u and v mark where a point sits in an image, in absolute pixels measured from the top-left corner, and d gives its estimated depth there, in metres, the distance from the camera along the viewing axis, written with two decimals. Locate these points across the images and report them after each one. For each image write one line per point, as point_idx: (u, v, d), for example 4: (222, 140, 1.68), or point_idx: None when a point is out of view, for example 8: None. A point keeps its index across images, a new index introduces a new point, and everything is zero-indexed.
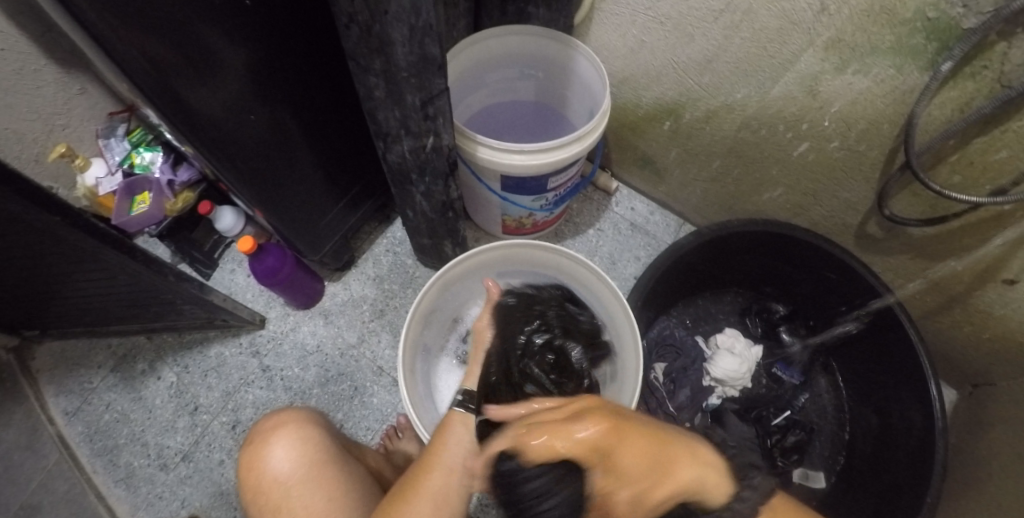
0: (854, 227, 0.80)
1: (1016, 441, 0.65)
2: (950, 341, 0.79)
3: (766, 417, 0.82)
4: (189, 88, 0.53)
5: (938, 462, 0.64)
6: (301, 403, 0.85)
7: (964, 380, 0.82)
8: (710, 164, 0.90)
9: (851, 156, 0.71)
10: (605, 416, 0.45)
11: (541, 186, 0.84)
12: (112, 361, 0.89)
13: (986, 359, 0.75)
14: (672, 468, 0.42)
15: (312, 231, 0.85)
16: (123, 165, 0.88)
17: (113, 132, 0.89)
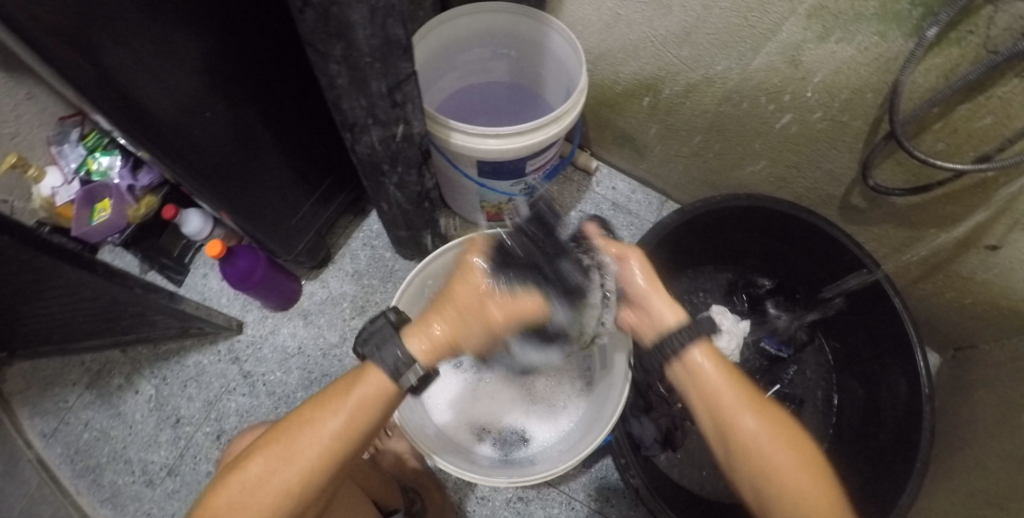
0: (837, 197, 0.79)
1: (1000, 404, 0.67)
2: (932, 306, 0.80)
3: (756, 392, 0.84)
4: (137, 89, 0.49)
5: (927, 425, 0.65)
6: (286, 407, 0.83)
7: (947, 344, 0.83)
8: (692, 140, 0.88)
9: (833, 126, 0.70)
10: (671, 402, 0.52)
11: (520, 169, 0.81)
12: (87, 378, 0.85)
13: (967, 322, 0.76)
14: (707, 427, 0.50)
15: (284, 229, 0.81)
16: (79, 172, 0.83)
17: (66, 137, 0.84)
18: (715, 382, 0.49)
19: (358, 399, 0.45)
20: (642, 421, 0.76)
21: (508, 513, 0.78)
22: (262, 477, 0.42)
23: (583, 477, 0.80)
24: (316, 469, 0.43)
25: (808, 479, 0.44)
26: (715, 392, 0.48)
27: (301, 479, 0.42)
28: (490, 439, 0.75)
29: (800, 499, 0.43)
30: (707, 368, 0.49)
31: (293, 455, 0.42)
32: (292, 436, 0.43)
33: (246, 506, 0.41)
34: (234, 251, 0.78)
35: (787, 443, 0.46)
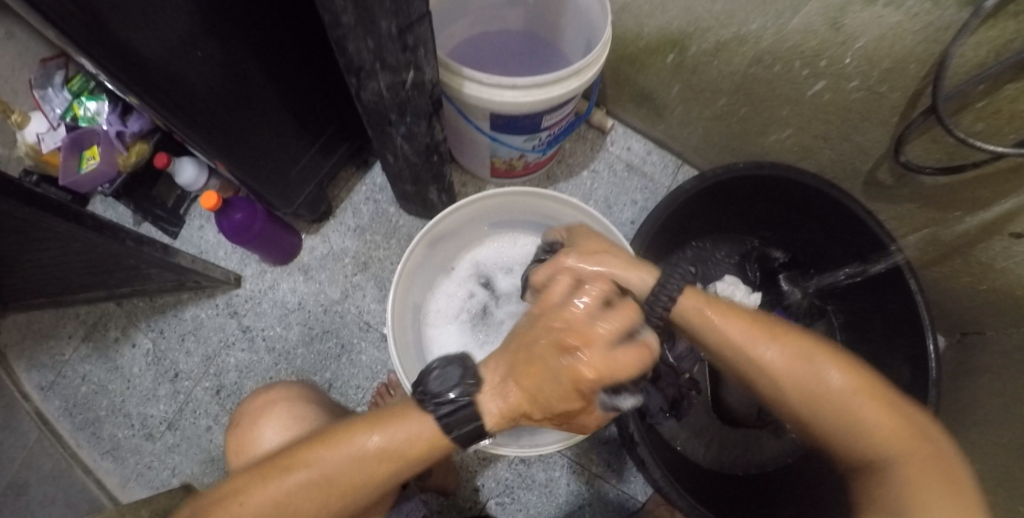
0: (863, 172, 0.77)
1: (1005, 390, 0.68)
2: (945, 289, 0.80)
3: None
4: (128, 30, 0.44)
5: (932, 404, 0.66)
6: (287, 364, 0.82)
7: (954, 328, 0.84)
8: (715, 102, 0.84)
9: (869, 97, 0.67)
10: (698, 321, 0.44)
11: (535, 125, 0.77)
12: (82, 331, 0.83)
13: (978, 306, 0.76)
14: (755, 350, 0.42)
15: (283, 181, 0.76)
16: (66, 118, 0.76)
17: (49, 81, 0.76)
18: (737, 342, 0.43)
19: (403, 443, 0.39)
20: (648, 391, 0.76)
21: (509, 475, 0.80)
22: (269, 483, 0.39)
23: (586, 441, 0.81)
24: (323, 495, 0.39)
25: (854, 393, 0.41)
26: (726, 333, 0.43)
27: (298, 505, 0.39)
28: None
29: (862, 427, 0.40)
30: (703, 316, 0.44)
31: (301, 475, 0.39)
32: (311, 457, 0.39)
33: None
34: (233, 202, 0.75)
35: (824, 360, 0.42)
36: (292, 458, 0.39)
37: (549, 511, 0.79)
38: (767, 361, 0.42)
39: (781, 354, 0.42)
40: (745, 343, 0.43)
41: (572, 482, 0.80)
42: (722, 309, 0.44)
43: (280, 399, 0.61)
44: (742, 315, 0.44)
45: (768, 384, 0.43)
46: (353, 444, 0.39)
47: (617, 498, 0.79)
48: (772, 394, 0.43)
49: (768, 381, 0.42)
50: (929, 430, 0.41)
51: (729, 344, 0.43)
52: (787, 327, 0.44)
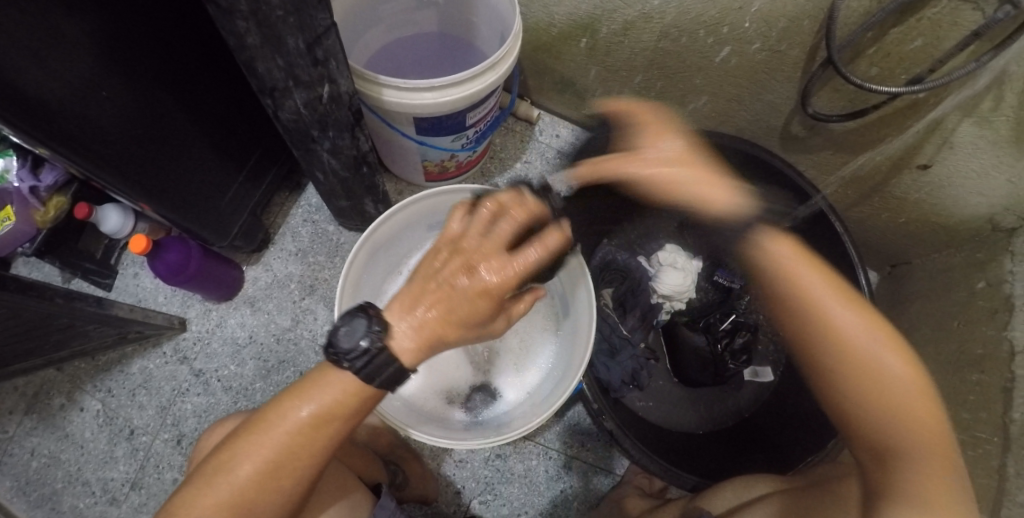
0: (778, 128, 0.80)
1: (938, 314, 0.71)
2: (870, 227, 0.84)
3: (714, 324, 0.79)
4: (25, 78, 0.42)
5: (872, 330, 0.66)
6: (245, 401, 0.80)
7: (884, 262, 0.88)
8: (632, 80, 0.86)
9: (772, 56, 0.70)
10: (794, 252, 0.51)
11: (459, 123, 0.77)
12: (23, 404, 0.79)
13: (903, 240, 0.80)
14: (796, 272, 0.50)
15: (214, 214, 0.74)
16: None
17: None
18: (791, 268, 0.50)
19: (326, 399, 0.42)
20: (608, 366, 0.77)
21: (488, 472, 0.80)
22: (211, 488, 0.42)
23: (557, 427, 0.82)
24: (263, 482, 0.42)
25: (897, 355, 0.46)
26: (808, 287, 0.49)
27: (247, 499, 0.42)
28: (460, 404, 0.74)
29: (888, 390, 0.45)
30: (797, 260, 0.50)
31: (240, 465, 0.42)
32: (247, 445, 0.42)
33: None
34: (164, 243, 0.73)
35: (863, 316, 0.47)
36: (227, 461, 0.42)
37: (533, 502, 0.79)
38: (808, 287, 0.49)
39: (812, 282, 0.49)
40: (830, 281, 0.49)
41: (551, 469, 0.80)
42: (817, 266, 0.50)
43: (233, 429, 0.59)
44: (822, 271, 0.49)
45: (806, 308, 0.48)
46: (279, 419, 0.42)
47: (597, 479, 0.80)
48: (812, 338, 0.48)
49: (803, 309, 0.49)
50: (949, 436, 0.45)
51: (793, 283, 0.49)
52: (833, 278, 0.49)
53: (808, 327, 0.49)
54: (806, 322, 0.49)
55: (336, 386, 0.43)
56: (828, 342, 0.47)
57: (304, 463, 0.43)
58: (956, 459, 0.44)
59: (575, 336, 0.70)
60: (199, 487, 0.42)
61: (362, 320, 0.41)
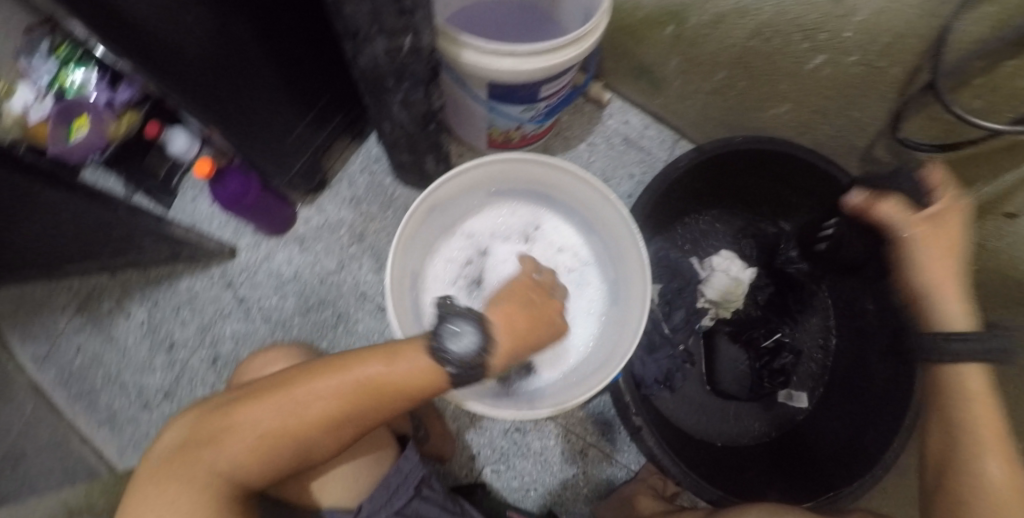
0: (861, 148, 0.78)
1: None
2: None
3: (754, 339, 0.82)
4: None
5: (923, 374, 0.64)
6: (282, 334, 0.82)
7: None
8: (714, 75, 0.83)
9: (868, 72, 0.67)
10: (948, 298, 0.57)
11: (532, 95, 0.75)
12: (75, 303, 0.82)
13: None
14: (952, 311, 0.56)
15: (278, 149, 0.74)
16: (51, 88, 0.71)
17: (35, 50, 0.71)
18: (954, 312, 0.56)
19: (410, 374, 0.43)
20: (642, 362, 0.80)
21: (505, 443, 0.82)
22: (271, 405, 0.41)
23: (582, 411, 0.83)
24: (324, 428, 0.42)
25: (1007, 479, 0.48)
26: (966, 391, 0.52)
27: (304, 437, 0.42)
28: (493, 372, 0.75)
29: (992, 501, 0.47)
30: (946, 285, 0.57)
31: (309, 402, 0.41)
32: (321, 384, 0.41)
33: (238, 436, 0.41)
34: (227, 171, 0.74)
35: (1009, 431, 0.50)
36: (296, 383, 0.42)
37: (545, 481, 0.81)
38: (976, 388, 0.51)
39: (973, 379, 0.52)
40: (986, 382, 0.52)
41: (566, 450, 0.81)
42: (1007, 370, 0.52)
43: (284, 357, 0.62)
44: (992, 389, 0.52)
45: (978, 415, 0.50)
46: (358, 373, 0.42)
47: (611, 470, 0.81)
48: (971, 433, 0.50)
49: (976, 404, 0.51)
50: None
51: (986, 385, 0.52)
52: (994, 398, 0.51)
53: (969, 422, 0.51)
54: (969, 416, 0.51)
55: (415, 360, 0.43)
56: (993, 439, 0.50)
57: (362, 415, 0.42)
58: None
59: (623, 326, 0.69)
60: (258, 400, 0.41)
61: (478, 329, 0.44)
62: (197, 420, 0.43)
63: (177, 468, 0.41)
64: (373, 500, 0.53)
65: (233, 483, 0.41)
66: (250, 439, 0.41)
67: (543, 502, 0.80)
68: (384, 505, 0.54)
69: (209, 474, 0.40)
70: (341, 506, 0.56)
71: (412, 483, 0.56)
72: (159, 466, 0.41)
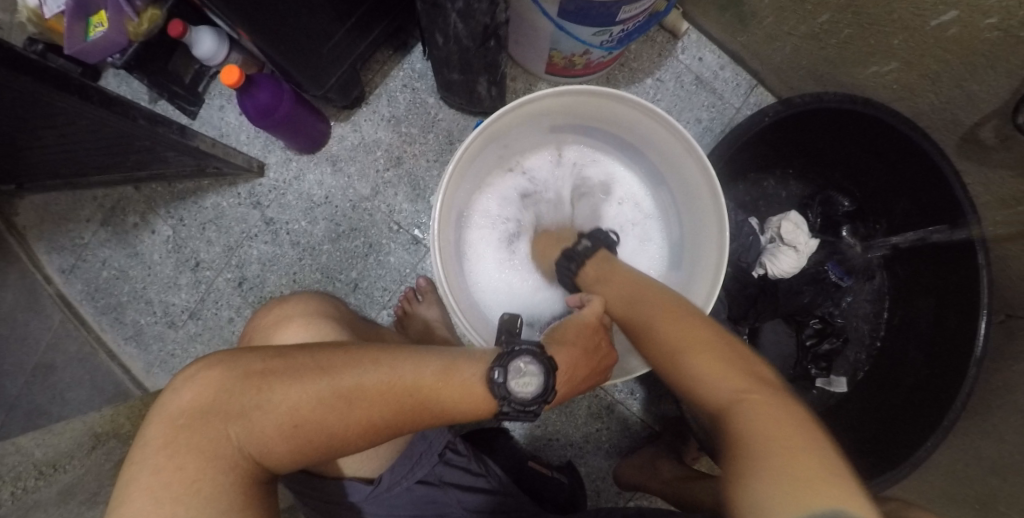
0: (965, 126, 0.70)
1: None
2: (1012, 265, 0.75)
3: (803, 322, 0.83)
4: None
5: (970, 378, 0.65)
6: (312, 260, 0.78)
7: (1002, 308, 0.76)
8: (816, 18, 0.72)
9: (1004, 39, 0.57)
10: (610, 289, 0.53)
11: (612, 16, 0.64)
12: (100, 215, 0.77)
13: None
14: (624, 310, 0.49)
15: (313, 59, 0.64)
16: None
17: None
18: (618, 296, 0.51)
19: (462, 391, 0.42)
20: None
21: None
22: (317, 389, 0.39)
23: None
24: (359, 426, 0.40)
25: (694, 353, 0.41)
26: (644, 318, 0.47)
27: (339, 431, 0.39)
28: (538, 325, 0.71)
29: (707, 393, 0.39)
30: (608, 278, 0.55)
31: (356, 395, 0.39)
32: (371, 377, 0.40)
33: (275, 414, 0.38)
34: (256, 79, 0.64)
35: (689, 329, 0.43)
36: (349, 371, 0.39)
37: (566, 430, 0.83)
38: (649, 312, 0.47)
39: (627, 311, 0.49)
40: (642, 316, 0.47)
41: (589, 405, 0.83)
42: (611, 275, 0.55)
43: (297, 314, 0.56)
44: (669, 316, 0.45)
45: (661, 335, 0.44)
46: (414, 376, 0.41)
47: (634, 423, 0.83)
48: (663, 340, 0.43)
49: (642, 328, 0.46)
50: (734, 409, 0.36)
51: (645, 318, 0.46)
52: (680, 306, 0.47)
53: (664, 340, 0.43)
54: (659, 335, 0.44)
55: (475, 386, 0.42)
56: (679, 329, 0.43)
57: (401, 423, 0.41)
58: (791, 414, 0.35)
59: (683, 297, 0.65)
60: (301, 378, 0.39)
61: (545, 375, 0.43)
62: (219, 385, 0.38)
63: (191, 435, 0.36)
64: (393, 472, 0.54)
65: (252, 459, 0.38)
66: (288, 417, 0.38)
67: (561, 451, 0.83)
68: (406, 475, 0.54)
69: (232, 447, 0.37)
70: (360, 476, 0.54)
71: (436, 451, 0.56)
72: (174, 426, 0.37)
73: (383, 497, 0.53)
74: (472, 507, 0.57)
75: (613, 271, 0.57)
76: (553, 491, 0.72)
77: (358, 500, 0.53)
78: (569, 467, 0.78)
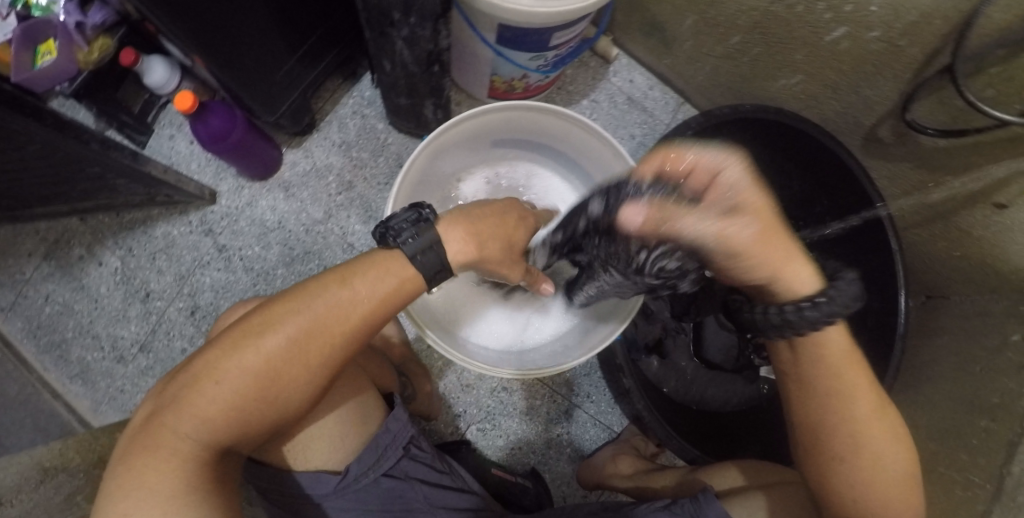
0: (865, 127, 0.78)
1: (961, 353, 0.72)
2: (921, 251, 0.83)
3: None
4: None
5: (895, 362, 0.71)
6: (266, 285, 0.77)
7: (922, 289, 0.86)
8: (728, 39, 0.80)
9: (887, 49, 0.65)
10: (832, 340, 0.48)
11: (544, 41, 0.70)
12: (43, 248, 0.76)
13: (946, 271, 0.79)
14: (832, 372, 0.48)
15: (265, 85, 0.67)
16: (14, 5, 0.66)
17: None
18: (857, 384, 0.48)
19: (371, 281, 0.42)
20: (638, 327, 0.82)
21: (491, 402, 0.83)
22: (238, 364, 0.39)
23: (568, 373, 0.85)
24: (290, 370, 0.40)
25: (900, 483, 0.48)
26: (848, 412, 0.48)
27: (272, 385, 0.40)
28: (492, 331, 0.74)
29: (867, 500, 0.48)
30: (845, 354, 0.48)
31: (268, 352, 0.40)
32: (285, 321, 0.40)
33: (212, 400, 0.39)
34: (208, 106, 0.66)
35: (897, 451, 0.48)
36: (258, 330, 0.40)
37: (530, 437, 0.83)
38: (853, 419, 0.48)
39: (842, 382, 0.48)
40: (886, 431, 0.48)
41: (550, 410, 0.84)
42: (853, 355, 0.48)
43: None
44: (879, 423, 0.48)
45: (855, 441, 0.48)
46: (320, 302, 0.41)
47: (596, 426, 0.84)
48: (847, 451, 0.48)
49: (844, 429, 0.48)
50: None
51: (865, 433, 0.48)
52: (894, 425, 0.49)
53: (847, 442, 0.48)
54: (847, 434, 0.48)
55: (398, 275, 0.44)
56: (874, 447, 0.48)
57: (343, 350, 0.42)
58: None
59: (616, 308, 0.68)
60: (221, 360, 0.39)
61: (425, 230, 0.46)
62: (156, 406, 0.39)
63: (143, 448, 0.38)
64: (360, 462, 0.52)
65: (214, 445, 0.39)
66: (225, 399, 0.39)
67: (526, 458, 0.82)
68: (373, 465, 0.53)
69: (190, 445, 0.38)
70: (328, 468, 0.52)
71: (401, 444, 0.55)
72: (128, 449, 0.38)
73: (349, 490, 0.52)
74: (440, 503, 0.56)
75: (844, 357, 0.48)
76: (519, 495, 0.75)
77: (322, 493, 0.51)
78: (534, 472, 0.80)
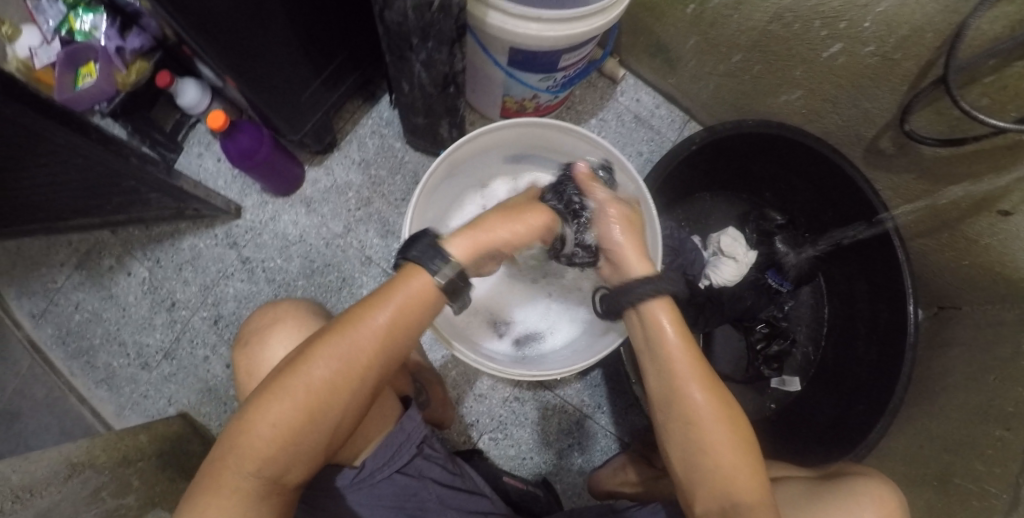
0: (867, 139, 0.80)
1: (974, 362, 0.71)
2: (930, 261, 0.83)
3: (751, 326, 0.88)
4: None
5: (906, 368, 0.70)
6: (287, 296, 0.80)
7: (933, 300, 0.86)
8: (730, 58, 0.83)
9: (882, 63, 0.68)
10: (669, 323, 0.45)
11: (552, 63, 0.74)
12: (75, 259, 0.80)
13: (955, 281, 0.79)
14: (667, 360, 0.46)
15: (291, 106, 0.72)
16: (60, 32, 0.74)
17: None
18: (691, 368, 0.46)
19: (405, 296, 0.41)
20: None
21: (502, 411, 0.84)
22: (282, 408, 0.40)
23: (580, 384, 0.85)
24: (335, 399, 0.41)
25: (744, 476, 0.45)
26: (691, 405, 0.45)
27: (318, 416, 0.41)
28: (509, 337, 0.76)
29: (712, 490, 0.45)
30: (676, 338, 0.45)
31: (310, 388, 0.40)
32: (322, 358, 0.40)
33: (260, 443, 0.40)
34: (238, 126, 0.71)
35: (736, 443, 0.45)
36: (299, 368, 0.40)
37: (541, 446, 0.83)
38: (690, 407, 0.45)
39: (677, 367, 0.46)
40: (720, 411, 0.45)
41: (561, 419, 0.84)
42: (689, 337, 0.46)
43: (285, 316, 0.57)
44: (716, 411, 0.45)
45: (694, 432, 0.45)
46: (353, 332, 0.40)
47: (605, 438, 0.84)
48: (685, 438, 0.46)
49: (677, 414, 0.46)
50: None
51: (697, 420, 0.45)
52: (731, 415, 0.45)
53: (685, 432, 0.46)
54: (686, 420, 0.46)
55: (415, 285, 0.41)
56: (718, 438, 0.45)
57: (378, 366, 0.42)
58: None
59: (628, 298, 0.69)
60: (266, 403, 0.40)
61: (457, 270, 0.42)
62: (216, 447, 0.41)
63: (209, 491, 0.40)
64: (376, 458, 0.53)
65: (270, 477, 0.41)
66: (273, 436, 0.40)
67: (538, 468, 0.83)
68: (386, 463, 0.54)
69: (247, 483, 0.41)
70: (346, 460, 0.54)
71: (414, 443, 0.56)
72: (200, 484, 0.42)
73: (364, 485, 0.53)
74: (451, 503, 0.57)
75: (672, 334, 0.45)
76: (530, 503, 0.74)
77: (342, 486, 0.53)
78: (546, 481, 0.79)
